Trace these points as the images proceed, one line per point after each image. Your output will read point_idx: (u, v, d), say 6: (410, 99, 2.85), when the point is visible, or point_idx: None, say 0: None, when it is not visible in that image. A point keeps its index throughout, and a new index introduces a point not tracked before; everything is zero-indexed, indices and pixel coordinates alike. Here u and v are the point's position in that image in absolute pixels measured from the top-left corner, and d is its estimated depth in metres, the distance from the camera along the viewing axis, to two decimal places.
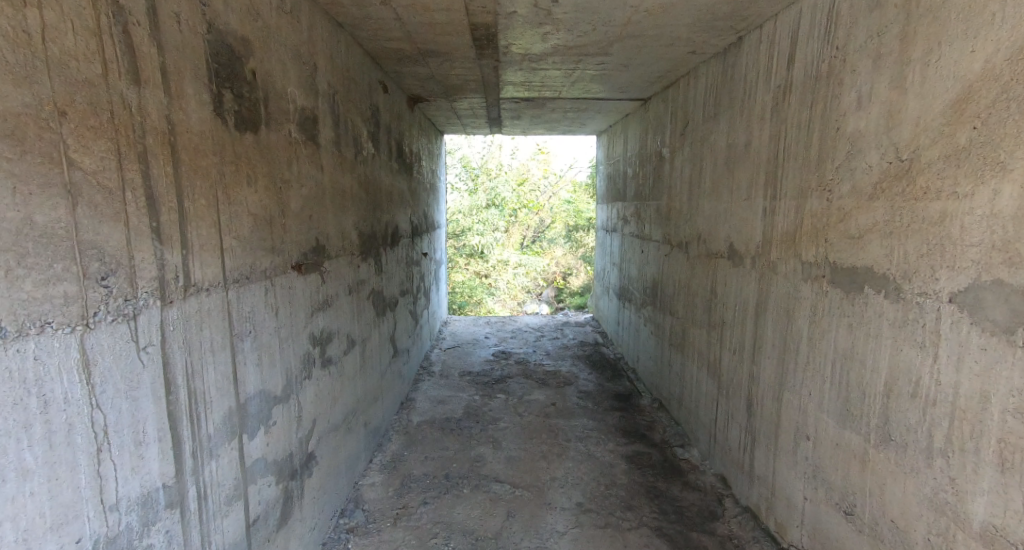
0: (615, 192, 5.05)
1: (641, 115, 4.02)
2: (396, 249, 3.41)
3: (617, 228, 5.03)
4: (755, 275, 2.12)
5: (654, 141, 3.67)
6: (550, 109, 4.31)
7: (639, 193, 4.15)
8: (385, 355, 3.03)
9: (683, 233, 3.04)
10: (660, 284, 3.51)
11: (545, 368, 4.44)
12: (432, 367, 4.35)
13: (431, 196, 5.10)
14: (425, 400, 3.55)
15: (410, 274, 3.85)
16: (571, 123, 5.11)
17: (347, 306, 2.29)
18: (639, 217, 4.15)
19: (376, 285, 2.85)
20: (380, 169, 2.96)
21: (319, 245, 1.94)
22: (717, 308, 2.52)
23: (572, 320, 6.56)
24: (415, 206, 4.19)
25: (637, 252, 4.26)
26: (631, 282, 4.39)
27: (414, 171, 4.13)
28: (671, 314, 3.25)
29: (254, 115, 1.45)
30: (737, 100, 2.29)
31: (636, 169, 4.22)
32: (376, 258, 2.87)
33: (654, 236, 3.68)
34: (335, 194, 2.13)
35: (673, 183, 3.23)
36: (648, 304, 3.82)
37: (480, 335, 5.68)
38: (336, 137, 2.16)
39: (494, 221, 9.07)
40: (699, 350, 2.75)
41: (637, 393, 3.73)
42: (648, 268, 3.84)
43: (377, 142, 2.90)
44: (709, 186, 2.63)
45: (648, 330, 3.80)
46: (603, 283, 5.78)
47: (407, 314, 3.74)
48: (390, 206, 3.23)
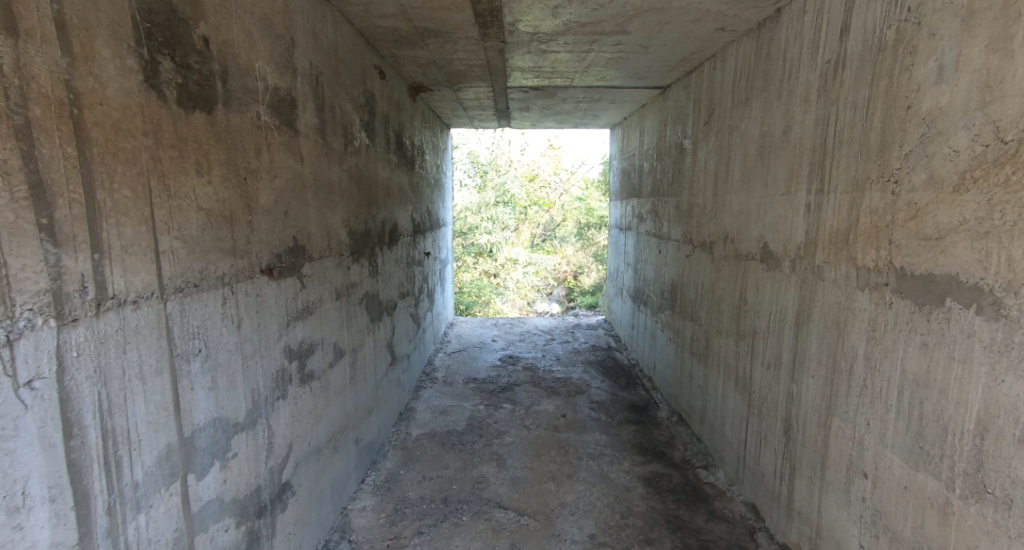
0: (630, 188, 4.78)
1: (659, 105, 3.75)
2: (395, 250, 3.18)
3: (631, 226, 4.77)
4: (795, 280, 1.86)
5: (673, 131, 3.40)
6: (561, 99, 4.05)
7: (656, 188, 3.88)
8: (381, 364, 2.81)
9: (707, 232, 2.78)
10: (680, 287, 3.25)
11: (555, 375, 4.19)
12: (434, 373, 4.12)
13: (435, 192, 4.87)
14: (425, 410, 3.32)
15: (411, 275, 3.63)
16: (583, 115, 4.85)
17: (333, 313, 2.06)
18: (657, 214, 3.88)
19: (371, 288, 2.62)
20: (376, 161, 2.73)
21: (296, 245, 1.71)
22: (747, 316, 2.26)
23: (583, 322, 6.31)
24: (418, 202, 3.97)
25: (654, 252, 3.99)
26: (647, 284, 4.12)
27: (417, 166, 3.90)
28: (692, 320, 2.99)
29: (208, 91, 1.21)
30: (774, 81, 2.03)
31: (654, 163, 3.95)
32: (370, 259, 2.64)
33: (674, 235, 3.41)
34: (319, 188, 1.90)
35: (696, 177, 2.97)
36: (666, 308, 3.56)
37: (487, 338, 5.44)
38: (321, 123, 1.93)
39: (503, 219, 8.84)
40: (726, 361, 2.49)
41: (654, 405, 3.47)
42: (667, 269, 3.58)
43: (373, 132, 2.68)
44: (738, 179, 2.37)
45: (665, 336, 3.54)
46: (616, 285, 5.51)
47: (408, 319, 3.52)
48: (388, 202, 3.00)
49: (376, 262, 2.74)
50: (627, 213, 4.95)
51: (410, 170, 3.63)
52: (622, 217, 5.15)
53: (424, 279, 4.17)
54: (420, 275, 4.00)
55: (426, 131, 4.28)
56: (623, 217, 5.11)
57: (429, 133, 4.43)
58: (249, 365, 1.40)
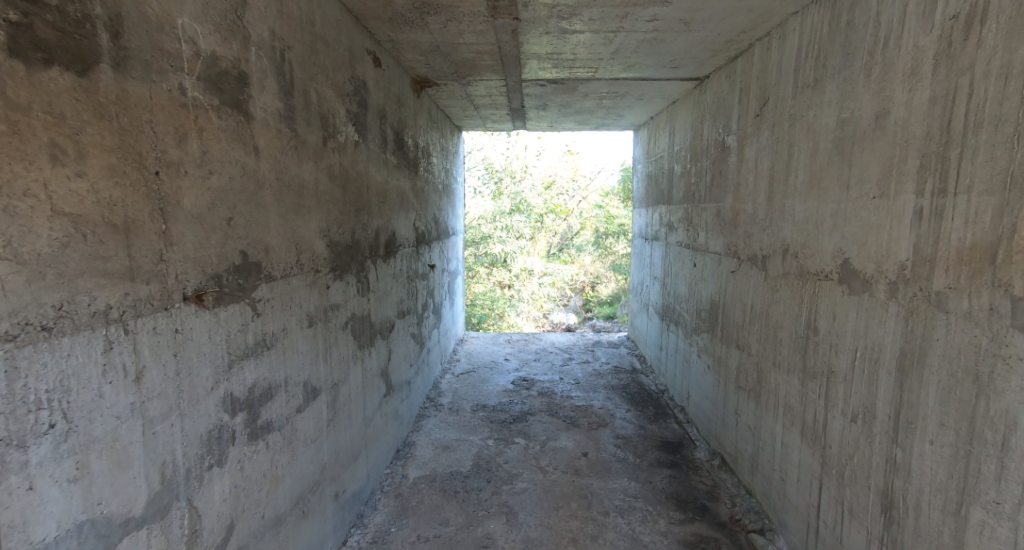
0: (659, 194, 4.36)
1: (696, 101, 3.33)
2: (393, 263, 2.80)
3: (659, 235, 4.34)
4: (896, 308, 1.43)
5: (714, 128, 2.98)
6: (584, 95, 3.67)
7: (690, 194, 3.45)
8: (373, 397, 2.42)
9: (759, 243, 2.36)
10: (723, 306, 2.81)
11: (574, 403, 3.77)
12: (440, 398, 3.71)
13: (444, 199, 4.49)
14: (427, 445, 2.92)
15: (412, 291, 3.25)
16: (606, 114, 4.45)
17: (305, 345, 1.67)
18: (692, 223, 3.45)
19: (359, 309, 2.24)
20: (369, 161, 2.37)
21: (243, 262, 1.31)
22: (818, 348, 1.83)
23: (604, 338, 5.87)
24: (422, 209, 3.59)
25: (687, 265, 3.56)
26: (680, 301, 3.69)
27: (422, 169, 3.54)
28: (739, 347, 2.55)
29: (80, 40, 0.85)
30: (860, 53, 1.61)
31: (687, 165, 3.53)
32: (361, 275, 2.27)
33: (714, 246, 2.98)
34: (281, 188, 1.52)
35: (744, 178, 2.55)
36: (703, 329, 3.12)
37: (499, 357, 5.03)
38: (289, 108, 1.56)
39: (519, 228, 8.45)
40: (786, 402, 2.06)
41: (689, 442, 3.03)
42: (705, 285, 3.14)
43: (365, 126, 2.31)
44: (805, 179, 1.94)
45: (702, 362, 3.10)
46: (641, 301, 5.07)
47: (408, 341, 3.13)
48: (384, 208, 2.63)
49: (366, 278, 2.36)
50: (654, 222, 4.52)
51: (413, 173, 3.26)
52: (648, 227, 4.72)
53: (428, 294, 3.79)
54: (424, 290, 3.62)
55: (433, 132, 3.92)
56: (649, 227, 4.68)
57: (437, 135, 4.07)
58: (152, 436, 0.99)
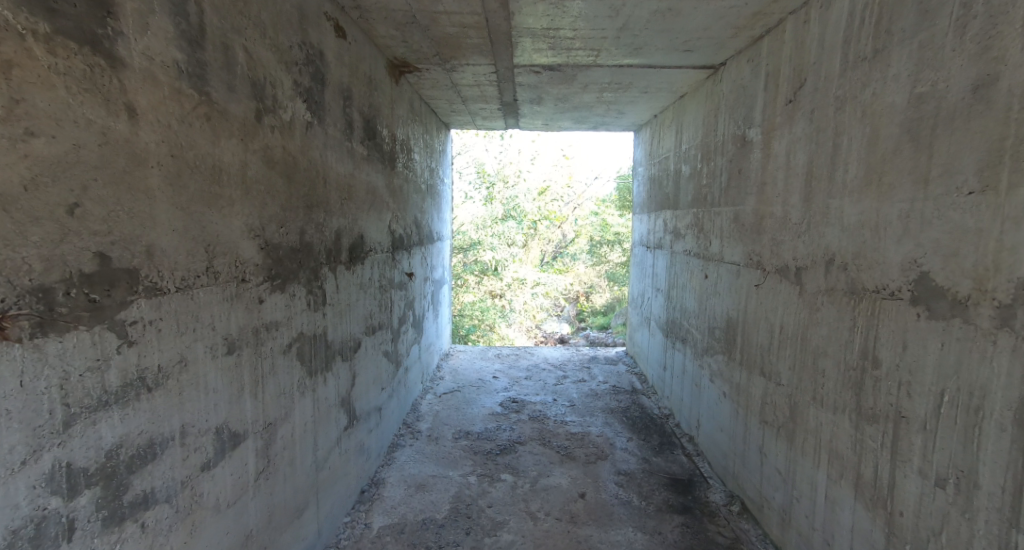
0: (663, 199, 4.00)
1: (709, 93, 2.99)
2: (359, 271, 2.41)
3: (664, 243, 3.99)
4: (1010, 340, 1.09)
5: (730, 121, 2.64)
6: (583, 85, 3.33)
7: (702, 196, 3.10)
8: (330, 433, 2.02)
9: (792, 252, 2.00)
10: (742, 323, 2.45)
11: (569, 430, 3.37)
12: (418, 424, 3.31)
13: (428, 200, 4.11)
14: (398, 484, 2.53)
15: (385, 303, 2.86)
16: (606, 110, 4.12)
17: (221, 378, 1.27)
18: (704, 231, 3.09)
19: (310, 326, 1.84)
20: (327, 148, 1.99)
21: (103, 268, 0.91)
22: (879, 385, 1.47)
23: (600, 353, 5.50)
24: (400, 211, 3.22)
25: (697, 277, 3.20)
26: (689, 316, 3.33)
27: (400, 167, 3.17)
28: (764, 374, 2.18)
29: None
30: (948, 9, 1.27)
31: (698, 165, 3.19)
32: (313, 286, 1.88)
33: (732, 255, 2.63)
34: (183, 168, 1.12)
35: (770, 176, 2.20)
36: (717, 349, 2.76)
37: (487, 375, 4.63)
38: (202, 64, 1.18)
39: (511, 235, 8.08)
40: (829, 447, 1.69)
41: (701, 481, 2.65)
42: (719, 299, 2.78)
43: (323, 106, 1.95)
44: (859, 172, 1.59)
45: (716, 388, 2.73)
46: (641, 315, 4.71)
47: (378, 361, 2.73)
48: (349, 207, 2.26)
49: (322, 289, 1.96)
50: (657, 228, 4.17)
51: (388, 169, 2.89)
52: (651, 234, 4.37)
53: (407, 306, 3.40)
54: (400, 301, 3.22)
55: (415, 126, 3.56)
56: (652, 233, 4.33)
57: (419, 131, 3.71)
58: None
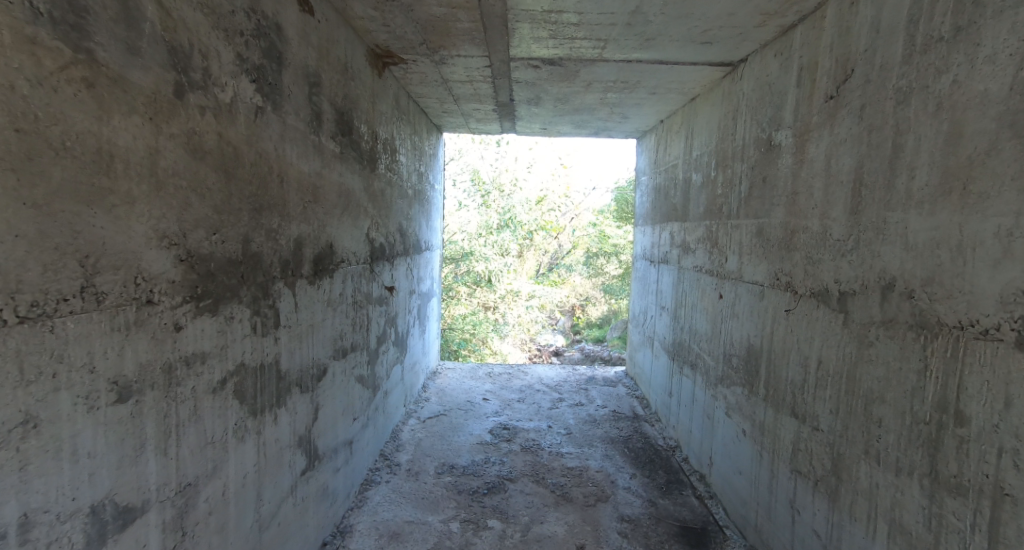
0: (670, 210, 3.71)
1: (726, 94, 2.71)
2: (327, 286, 2.09)
3: (670, 258, 3.69)
4: None
5: (753, 123, 2.35)
6: (585, 84, 3.05)
7: (717, 208, 2.81)
8: (282, 482, 1.69)
9: (832, 273, 1.70)
10: (767, 353, 2.14)
11: (565, 465, 3.05)
12: (397, 457, 2.98)
13: (415, 208, 3.80)
14: (369, 534, 2.20)
15: (359, 321, 2.54)
16: (609, 114, 3.84)
17: (105, 436, 0.95)
18: (719, 245, 2.79)
19: (256, 355, 1.52)
20: (284, 140, 1.68)
21: None
22: (965, 449, 1.16)
23: (598, 372, 5.18)
24: (381, 219, 2.90)
25: (709, 296, 2.90)
26: (699, 340, 3.02)
27: (382, 169, 2.87)
28: (796, 415, 1.87)
29: None
30: None
31: (712, 172, 2.90)
32: (262, 306, 1.56)
33: (754, 274, 2.33)
34: (39, 149, 0.83)
35: (803, 184, 1.91)
36: (735, 380, 2.45)
37: (477, 397, 4.30)
38: (79, 12, 0.89)
39: (505, 245, 7.78)
40: (888, 517, 1.37)
41: (715, 532, 2.34)
42: (738, 323, 2.47)
43: (281, 91, 1.64)
44: (929, 178, 1.30)
45: (733, 424, 2.42)
46: (644, 334, 4.40)
47: (349, 389, 2.40)
48: (314, 211, 1.95)
49: (275, 309, 1.65)
50: (662, 241, 3.88)
51: (367, 170, 2.58)
52: (655, 248, 4.08)
53: (387, 323, 3.08)
54: (379, 318, 2.90)
55: (401, 126, 3.26)
56: (657, 247, 4.03)
57: (406, 132, 3.41)
58: None
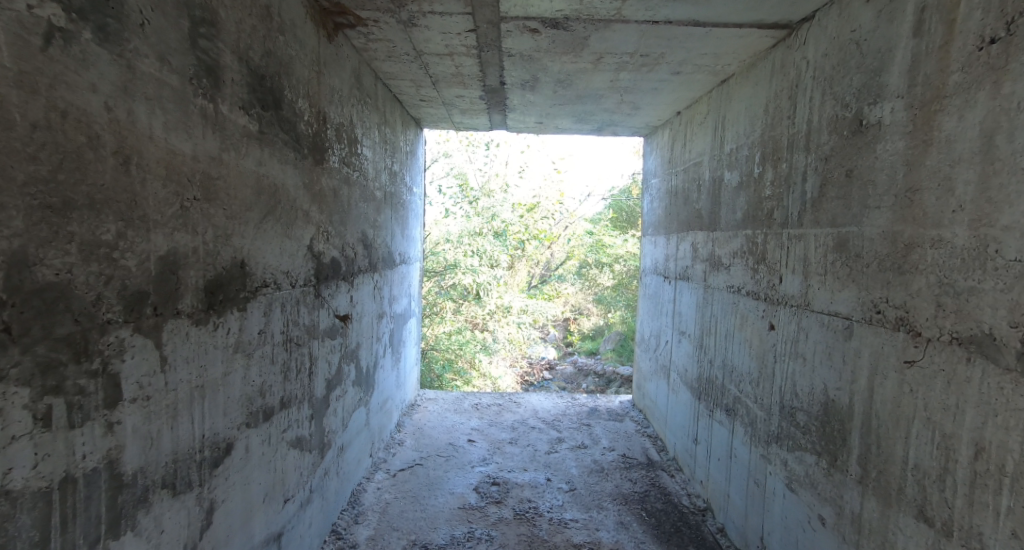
0: (694, 216, 3.12)
1: (776, 67, 2.11)
2: (231, 324, 1.45)
3: (696, 274, 3.09)
4: None
5: (824, 99, 1.75)
6: (595, 58, 2.44)
7: (763, 213, 2.21)
8: None
9: (1004, 311, 1.09)
10: (859, 416, 1.53)
11: (570, 540, 2.43)
12: (354, 539, 2.33)
13: (384, 214, 3.18)
14: None
15: (294, 365, 1.89)
16: (619, 103, 3.24)
17: None
18: (768, 262, 2.19)
19: (49, 466, 0.88)
20: (136, 97, 1.04)
21: None
22: None
23: (599, 404, 4.56)
24: (331, 227, 2.27)
25: (755, 325, 2.29)
26: (740, 380, 2.41)
27: (332, 163, 2.24)
28: (928, 522, 1.25)
29: None
30: None
31: (755, 169, 2.30)
32: (77, 379, 0.92)
33: (828, 302, 1.72)
34: None
35: (929, 175, 1.30)
36: (802, 444, 1.83)
37: (461, 441, 3.67)
38: None
39: (494, 255, 7.11)
40: None
41: None
42: (802, 366, 1.86)
43: (127, 16, 1.02)
44: None
45: (802, 505, 1.79)
46: (656, 362, 3.81)
47: (277, 461, 1.75)
48: (205, 215, 1.31)
49: (109, 377, 0.99)
50: (683, 254, 3.28)
51: (307, 162, 1.95)
52: (672, 262, 3.48)
53: (340, 360, 2.43)
54: (327, 357, 2.25)
55: (362, 111, 2.64)
56: (674, 261, 3.43)
57: (369, 121, 2.78)
58: None
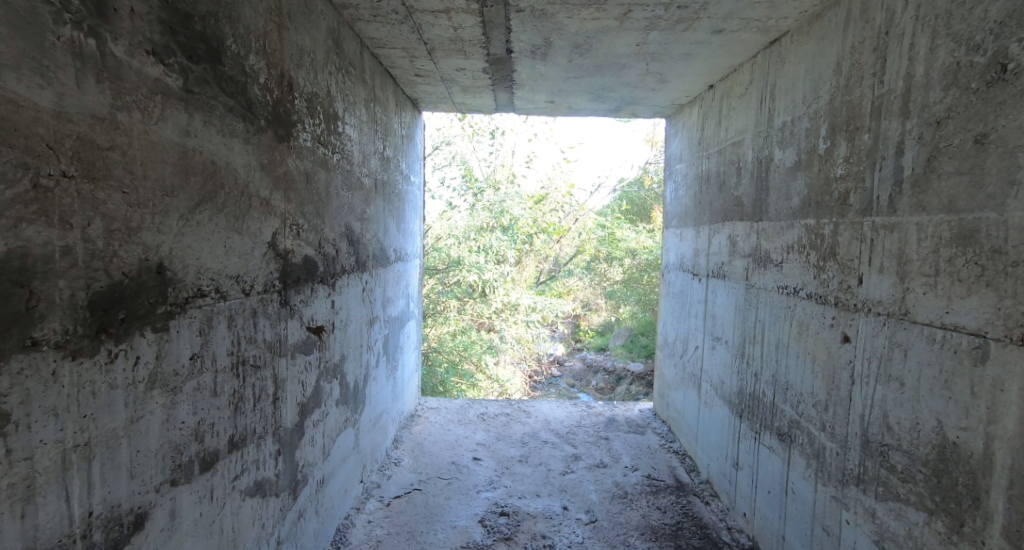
0: (732, 205, 2.71)
1: (851, 13, 1.70)
2: (142, 351, 1.06)
3: (735, 272, 2.69)
4: None
5: (930, 44, 1.35)
6: (621, 12, 2.03)
7: (833, 198, 1.80)
8: None
9: None
10: (1000, 471, 1.12)
11: None
12: None
13: (375, 206, 2.81)
14: None
15: (251, 393, 1.52)
16: (643, 74, 2.83)
17: None
18: (839, 258, 1.78)
19: None
20: None
21: None
22: None
23: (618, 415, 4.19)
24: (305, 219, 1.89)
25: (820, 336, 1.89)
26: (798, 401, 2.01)
27: (304, 141, 1.85)
28: None
29: None
30: None
31: (818, 144, 1.89)
32: None
33: (939, 312, 1.31)
34: None
35: None
36: (901, 494, 1.43)
37: (465, 460, 3.29)
38: None
39: (501, 250, 6.72)
40: None
41: None
42: (893, 392, 1.46)
43: None
44: None
45: None
46: (685, 371, 3.43)
47: (224, 520, 1.37)
48: (86, 199, 0.92)
49: None
50: (721, 249, 2.87)
51: (267, 136, 1.57)
52: (709, 257, 3.07)
53: (318, 378, 2.06)
54: (300, 377, 1.88)
55: (344, 83, 2.25)
56: (711, 257, 3.02)
57: (354, 95, 2.40)
58: None
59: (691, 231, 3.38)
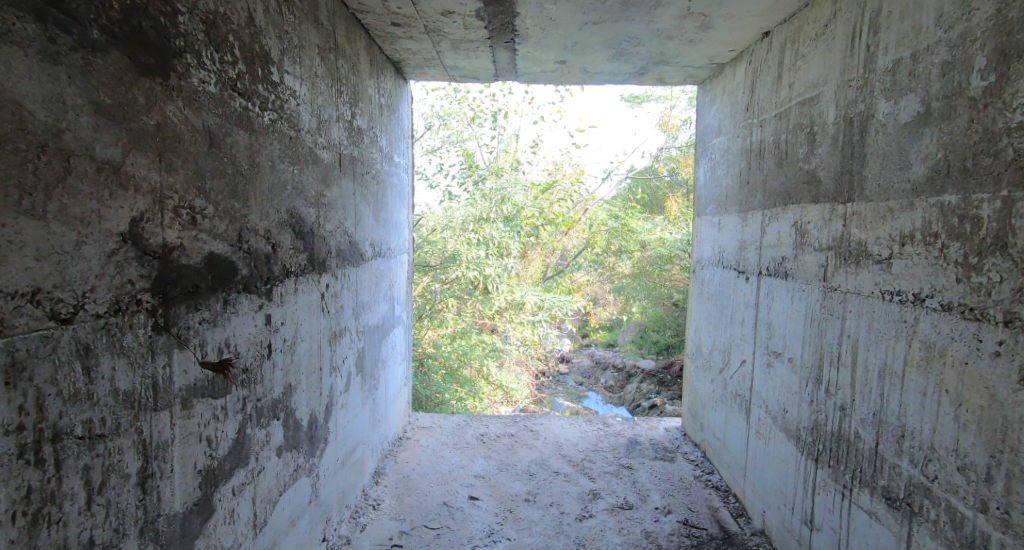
0: (801, 182, 2.12)
1: None
2: None
3: (805, 270, 2.09)
4: None
5: None
6: None
7: (1000, 160, 1.20)
8: None
9: None
10: None
11: None
12: None
13: (340, 188, 2.23)
14: None
15: (87, 483, 0.92)
16: (685, 14, 2.22)
17: None
18: (1013, 252, 1.18)
19: None
20: None
21: None
22: None
23: (641, 437, 3.63)
24: (210, 199, 1.29)
25: (967, 367, 1.29)
26: (922, 457, 1.41)
27: (205, 81, 1.25)
28: None
29: None
30: None
31: (970, 81, 1.29)
32: None
33: None
34: None
35: None
36: None
37: (460, 502, 2.75)
38: None
39: (505, 242, 6.14)
40: None
41: None
42: None
43: None
44: None
45: None
46: (733, 390, 2.84)
47: None
48: None
49: None
50: (783, 240, 2.29)
51: (112, 59, 0.96)
52: (766, 250, 2.47)
53: (243, 425, 1.49)
54: (208, 432, 1.30)
55: (282, 16, 1.66)
56: (771, 250, 2.42)
57: (303, 37, 1.81)
58: None
59: (740, 217, 2.77)
